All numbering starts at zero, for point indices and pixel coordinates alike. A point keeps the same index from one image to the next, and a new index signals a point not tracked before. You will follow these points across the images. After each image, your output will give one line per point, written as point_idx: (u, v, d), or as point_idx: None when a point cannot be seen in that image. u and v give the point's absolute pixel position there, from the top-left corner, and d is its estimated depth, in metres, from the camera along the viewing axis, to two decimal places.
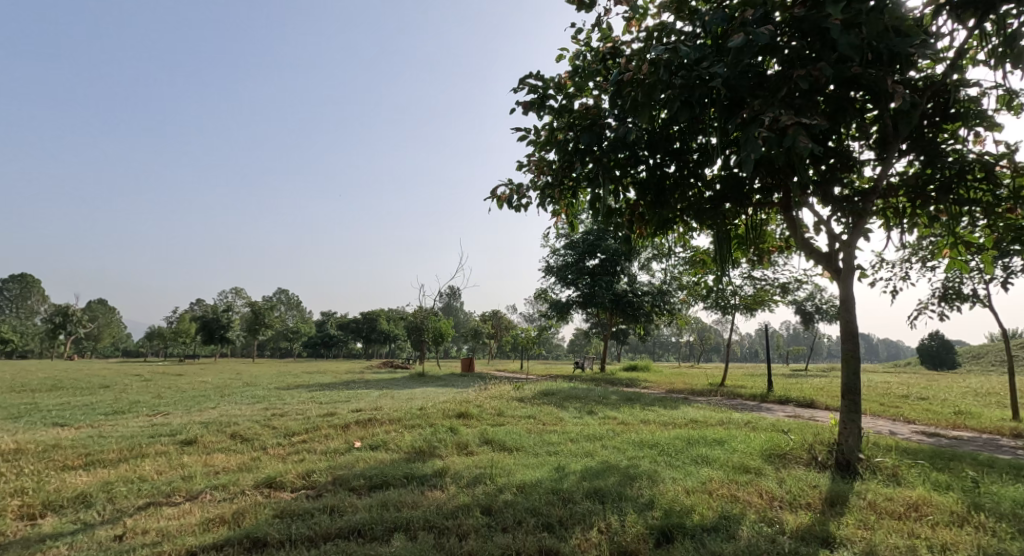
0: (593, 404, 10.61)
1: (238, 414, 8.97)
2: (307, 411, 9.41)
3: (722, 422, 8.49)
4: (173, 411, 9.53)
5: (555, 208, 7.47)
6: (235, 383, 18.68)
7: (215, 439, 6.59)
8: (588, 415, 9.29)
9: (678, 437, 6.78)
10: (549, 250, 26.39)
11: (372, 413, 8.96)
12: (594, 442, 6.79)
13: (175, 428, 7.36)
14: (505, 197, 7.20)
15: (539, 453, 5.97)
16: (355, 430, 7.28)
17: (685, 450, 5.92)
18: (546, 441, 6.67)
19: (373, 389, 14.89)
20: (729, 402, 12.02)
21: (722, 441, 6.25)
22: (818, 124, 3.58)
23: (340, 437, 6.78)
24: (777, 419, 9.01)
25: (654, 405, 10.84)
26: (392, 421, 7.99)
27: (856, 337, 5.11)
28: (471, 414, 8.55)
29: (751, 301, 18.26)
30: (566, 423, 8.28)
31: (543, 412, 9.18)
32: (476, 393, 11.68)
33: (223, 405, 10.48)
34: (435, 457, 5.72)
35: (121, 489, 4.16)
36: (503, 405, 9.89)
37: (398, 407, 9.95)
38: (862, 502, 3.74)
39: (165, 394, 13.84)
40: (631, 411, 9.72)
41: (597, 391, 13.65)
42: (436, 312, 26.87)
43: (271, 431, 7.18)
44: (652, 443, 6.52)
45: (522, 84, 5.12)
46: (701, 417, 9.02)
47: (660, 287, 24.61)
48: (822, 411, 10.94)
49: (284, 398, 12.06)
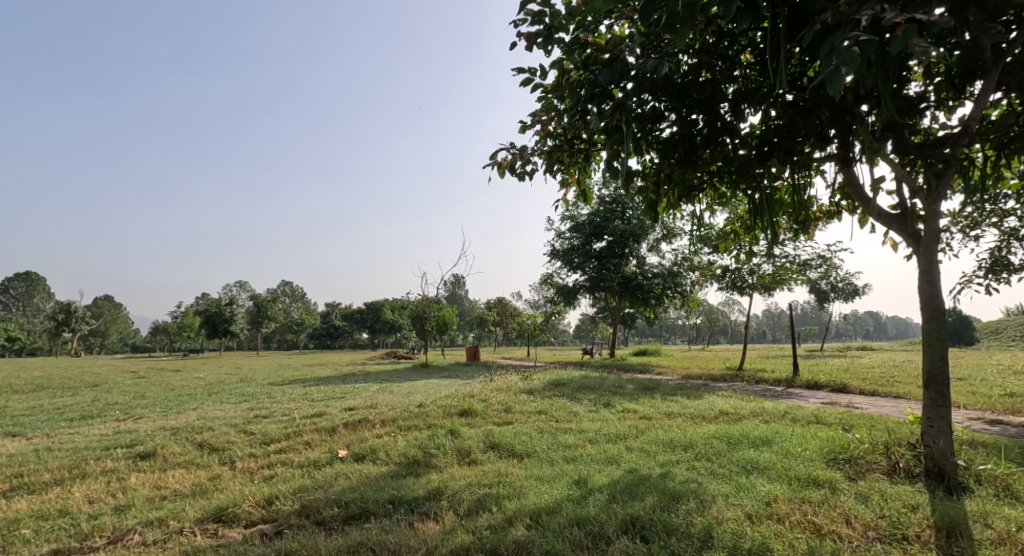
0: (609, 395, 9.70)
1: (218, 417, 8.13)
2: (296, 412, 8.55)
3: (757, 414, 7.54)
4: (148, 414, 8.69)
5: (564, 176, 6.54)
6: (231, 379, 17.87)
7: (178, 451, 5.73)
8: (605, 408, 8.37)
9: (716, 435, 5.83)
10: (554, 234, 25.43)
11: (365, 412, 8.07)
12: (615, 443, 5.88)
13: (138, 438, 6.50)
14: (506, 163, 6.25)
15: (554, 461, 5.05)
16: (343, 434, 6.40)
17: (728, 453, 4.99)
18: (563, 445, 5.75)
19: (372, 383, 14.03)
20: (755, 389, 11.09)
21: (769, 440, 5.32)
22: (938, 18, 2.59)
23: (324, 444, 5.90)
24: (816, 409, 8.04)
25: (675, 394, 9.94)
26: (386, 422, 7.09)
27: (942, 317, 4.13)
28: (475, 411, 7.66)
29: (770, 280, 17.26)
30: (581, 419, 7.38)
31: (554, 407, 8.29)
32: (481, 386, 10.81)
33: (206, 406, 9.66)
34: (431, 469, 4.81)
35: (26, 532, 3.31)
36: (510, 398, 8.99)
37: (395, 404, 9.04)
38: (991, 535, 2.83)
39: (152, 394, 13.07)
40: (652, 403, 8.78)
41: (611, 379, 12.76)
42: (438, 300, 26.01)
43: (246, 439, 6.30)
44: (686, 442, 5.60)
45: (524, 11, 4.14)
46: (732, 408, 8.08)
47: (670, 269, 23.64)
48: (860, 396, 9.98)
49: (275, 396, 11.25)
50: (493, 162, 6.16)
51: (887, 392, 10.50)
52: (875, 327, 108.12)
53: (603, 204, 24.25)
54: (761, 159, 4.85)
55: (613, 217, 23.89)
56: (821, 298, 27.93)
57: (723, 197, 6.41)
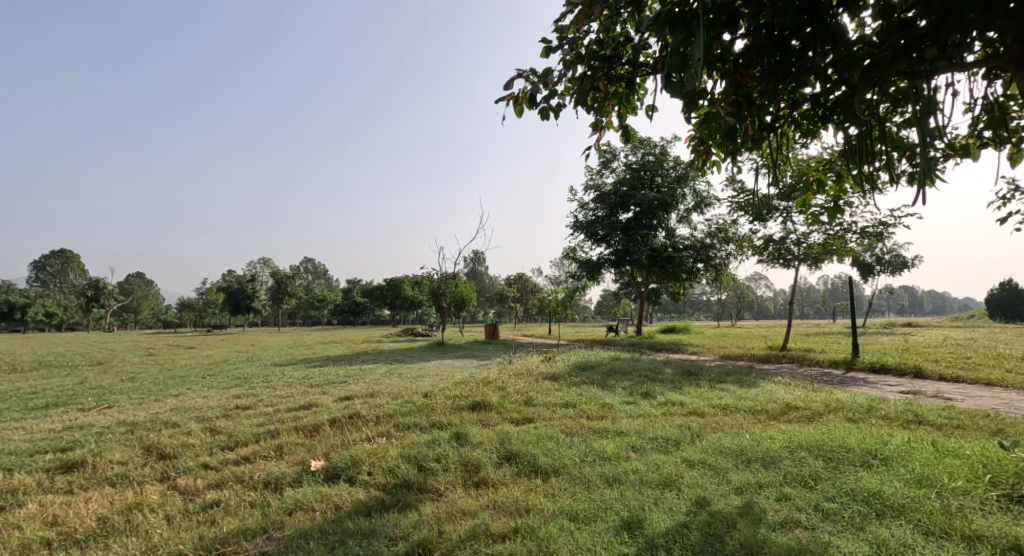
0: (646, 382, 8.38)
1: (194, 407, 7.00)
2: (286, 402, 7.41)
3: (836, 411, 6.16)
4: (119, 402, 7.62)
5: (601, 112, 5.14)
6: (238, 357, 16.96)
7: (120, 456, 4.59)
8: (644, 400, 7.04)
9: (803, 443, 4.47)
10: (578, 204, 23.91)
11: (361, 403, 6.89)
12: (668, 453, 4.57)
13: (82, 436, 5.38)
14: (524, 95, 4.87)
15: (591, 486, 3.79)
16: (326, 435, 5.22)
17: (833, 476, 3.66)
18: (601, 457, 4.44)
19: (382, 364, 12.95)
20: (811, 375, 9.66)
21: (884, 454, 3.96)
22: None
23: (298, 451, 4.70)
24: (904, 403, 6.61)
25: (723, 381, 8.56)
26: (383, 417, 5.88)
27: None
28: (490, 405, 6.42)
29: (819, 251, 15.59)
30: (618, 416, 6.10)
31: (584, 398, 7.03)
32: (498, 370, 9.59)
33: (190, 392, 8.57)
34: (426, 496, 3.59)
35: None
36: (532, 386, 7.76)
37: (399, 392, 7.83)
38: None
39: (145, 375, 12.08)
40: (700, 394, 7.40)
41: (644, 361, 11.42)
42: (456, 275, 24.86)
43: (208, 441, 5.14)
44: (765, 456, 4.25)
45: None
46: (800, 402, 6.70)
47: (703, 241, 22.01)
48: (943, 383, 8.50)
49: (272, 380, 10.15)
50: (506, 95, 4.78)
51: (973, 377, 8.98)
52: (910, 302, 104.45)
53: (630, 172, 22.68)
54: (900, 55, 3.27)
55: (642, 185, 22.24)
56: (866, 271, 25.76)
57: (801, 141, 4.84)
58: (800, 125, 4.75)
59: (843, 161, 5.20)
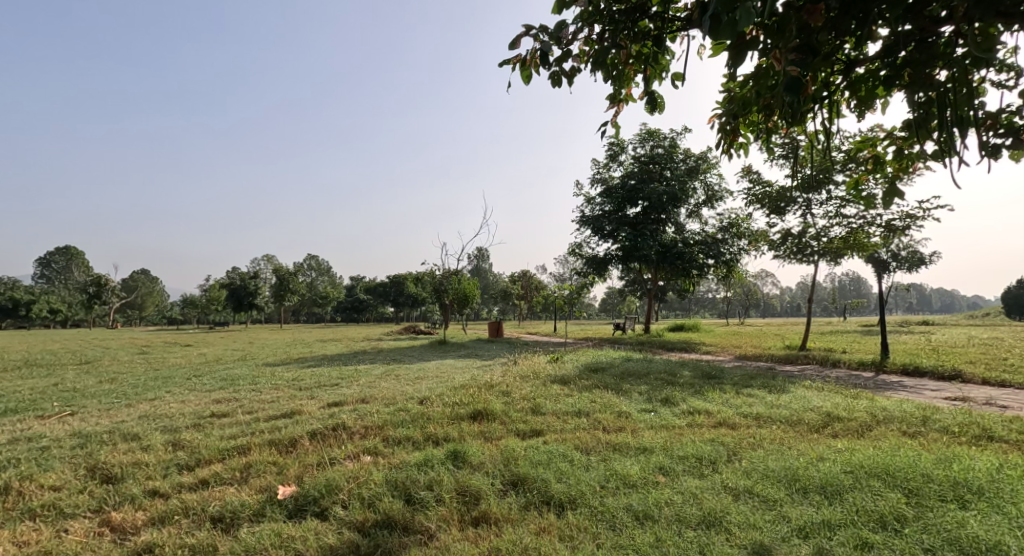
0: (665, 386, 7.64)
1: (164, 415, 6.27)
2: (268, 408, 6.71)
3: (887, 422, 5.42)
4: (86, 407, 6.92)
5: (621, 80, 4.40)
6: (231, 356, 16.20)
7: (54, 480, 3.86)
8: (665, 408, 6.32)
9: (867, 464, 3.75)
10: (584, 198, 23.15)
11: (349, 412, 6.17)
12: (705, 478, 3.85)
13: (22, 452, 4.65)
14: (533, 58, 4.11)
15: (617, 527, 3.08)
16: (304, 452, 4.50)
17: (921, 516, 2.94)
18: (625, 484, 3.72)
19: (379, 364, 12.23)
20: (841, 378, 8.91)
21: (975, 483, 3.24)
22: None
23: (266, 472, 3.99)
24: (960, 412, 5.86)
25: (749, 386, 7.82)
26: (372, 429, 5.17)
27: None
28: (493, 414, 5.71)
29: (840, 245, 14.84)
30: (638, 428, 5.37)
31: (599, 405, 6.32)
32: (501, 373, 8.86)
33: (167, 397, 7.86)
34: (413, 542, 2.89)
35: None
36: (539, 391, 7.05)
37: (394, 398, 7.11)
38: None
39: (127, 375, 11.34)
40: (727, 401, 6.68)
41: (657, 362, 10.69)
42: (459, 271, 24.15)
43: (166, 457, 4.42)
44: (824, 482, 3.53)
45: None
46: (842, 411, 5.96)
47: (714, 236, 21.21)
48: (990, 388, 7.74)
49: (259, 383, 9.41)
50: (512, 58, 4.07)
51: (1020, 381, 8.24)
52: (919, 299, 103.39)
53: (638, 165, 21.92)
54: None
55: (651, 179, 21.45)
56: None
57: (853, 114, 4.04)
58: (854, 92, 3.94)
59: (895, 140, 4.37)
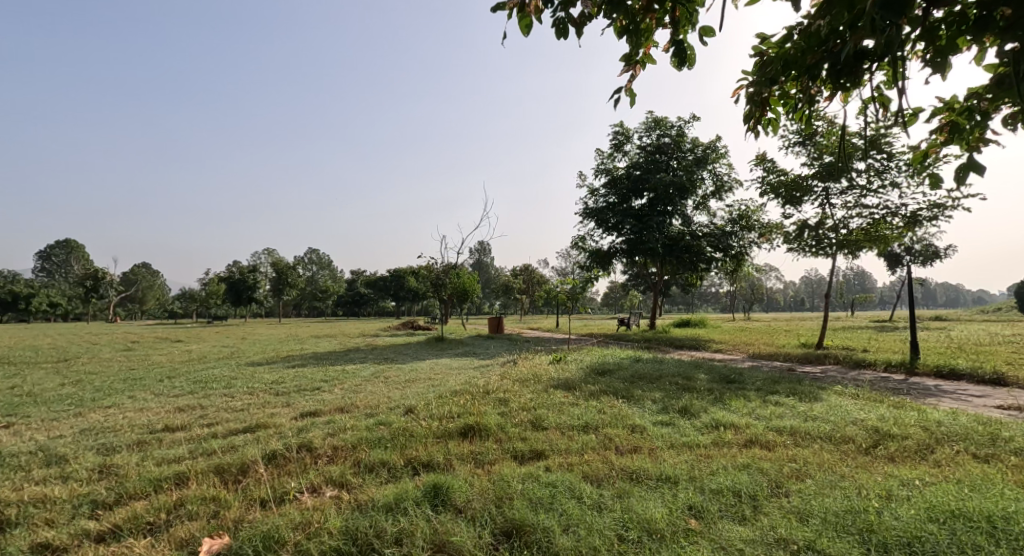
0: (683, 394, 6.79)
1: (109, 429, 5.46)
2: (232, 419, 5.90)
3: (950, 442, 4.60)
4: (28, 418, 6.09)
5: (640, 31, 3.55)
6: (217, 354, 15.31)
7: None
8: (685, 421, 5.51)
9: (957, 507, 2.96)
10: (588, 189, 22.26)
11: (321, 425, 5.36)
12: (751, 524, 3.04)
13: None
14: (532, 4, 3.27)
15: None
16: (252, 482, 3.70)
17: None
18: (651, 534, 2.91)
19: (370, 364, 11.41)
20: (873, 381, 8.06)
21: None
22: None
23: (199, 512, 3.20)
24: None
25: (776, 392, 6.97)
26: (341, 450, 4.36)
27: None
28: (486, 430, 4.89)
29: (859, 237, 13.99)
30: (657, 448, 4.55)
31: (609, 418, 5.48)
32: (498, 376, 8.02)
33: (126, 403, 7.03)
34: None
35: None
36: (541, 399, 6.24)
37: (377, 407, 6.29)
38: None
39: (97, 376, 10.50)
40: (755, 412, 5.86)
41: (668, 363, 9.85)
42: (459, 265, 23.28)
43: (83, 489, 3.61)
44: (907, 535, 2.74)
45: None
46: (892, 426, 5.13)
47: (722, 229, 20.32)
48: None
49: (234, 386, 8.57)
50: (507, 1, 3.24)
51: None
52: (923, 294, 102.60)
53: (643, 155, 21.05)
54: None
55: (657, 169, 20.55)
56: None
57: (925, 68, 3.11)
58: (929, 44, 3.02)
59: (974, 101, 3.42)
